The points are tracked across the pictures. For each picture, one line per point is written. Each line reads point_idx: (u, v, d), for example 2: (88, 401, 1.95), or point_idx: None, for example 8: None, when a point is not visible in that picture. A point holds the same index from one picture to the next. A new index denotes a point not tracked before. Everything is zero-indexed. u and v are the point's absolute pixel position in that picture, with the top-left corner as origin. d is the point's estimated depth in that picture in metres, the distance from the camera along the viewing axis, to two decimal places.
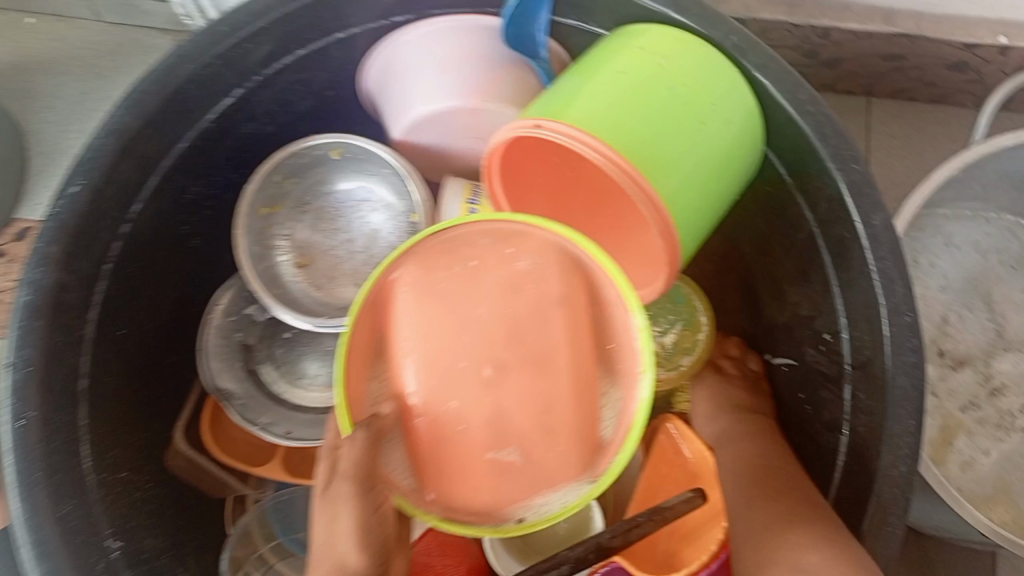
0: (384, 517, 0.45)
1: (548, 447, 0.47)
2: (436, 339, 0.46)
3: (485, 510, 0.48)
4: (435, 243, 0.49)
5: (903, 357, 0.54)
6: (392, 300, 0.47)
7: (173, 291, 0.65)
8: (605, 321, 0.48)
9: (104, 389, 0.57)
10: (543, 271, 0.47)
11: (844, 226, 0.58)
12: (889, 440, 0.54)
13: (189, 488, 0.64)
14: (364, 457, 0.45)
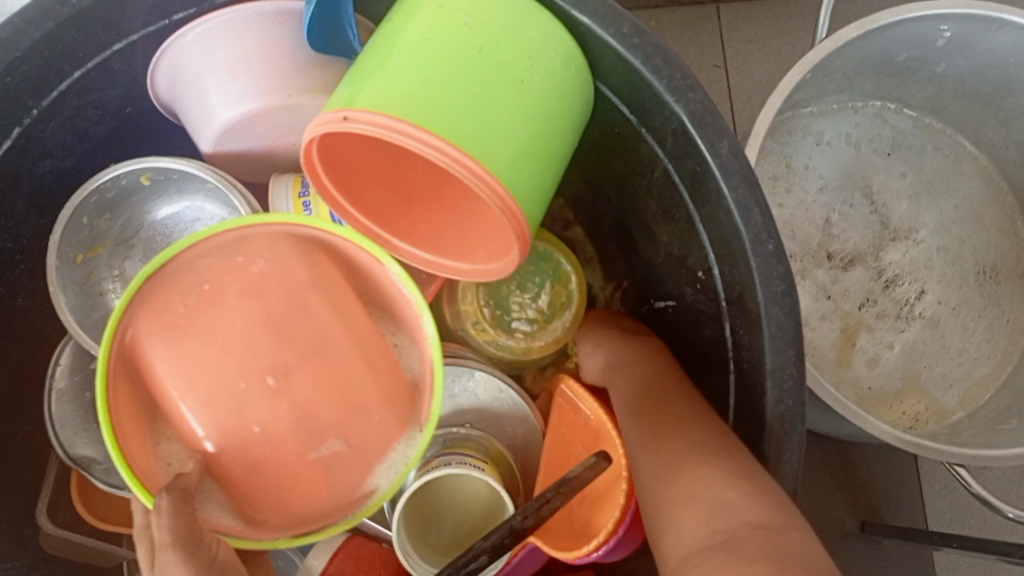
0: (224, 563, 0.48)
1: (362, 422, 0.54)
2: (203, 375, 0.51)
3: (329, 508, 0.54)
4: (154, 291, 0.51)
5: (772, 287, 0.51)
6: (145, 360, 0.51)
7: (9, 360, 0.59)
8: (370, 295, 0.57)
9: None
10: (280, 266, 0.53)
11: (694, 159, 0.53)
12: (772, 375, 0.51)
13: (77, 564, 0.59)
14: (176, 522, 0.47)
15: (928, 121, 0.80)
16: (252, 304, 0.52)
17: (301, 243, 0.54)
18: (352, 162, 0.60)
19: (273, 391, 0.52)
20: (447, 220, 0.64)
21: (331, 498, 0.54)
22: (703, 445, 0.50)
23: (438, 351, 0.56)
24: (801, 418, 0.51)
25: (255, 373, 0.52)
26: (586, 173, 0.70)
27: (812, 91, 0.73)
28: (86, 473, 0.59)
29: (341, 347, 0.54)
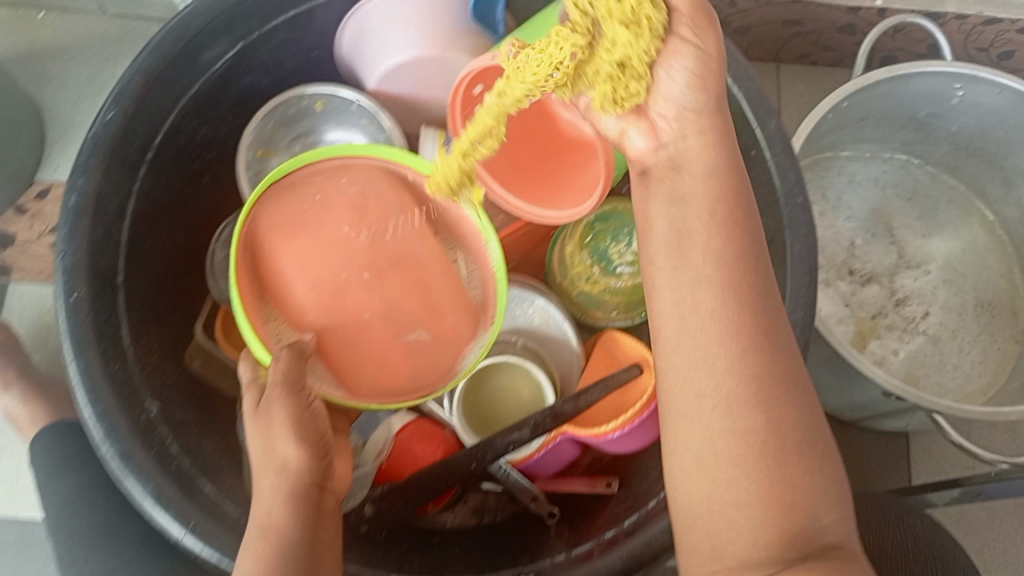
0: (315, 412, 0.60)
1: (439, 319, 0.68)
2: (313, 265, 0.65)
3: (405, 382, 0.67)
4: (276, 197, 0.66)
5: (798, 230, 0.65)
6: (265, 249, 0.65)
7: (191, 217, 0.76)
8: (441, 222, 0.71)
9: (136, 285, 0.68)
10: (373, 188, 0.69)
11: (746, 135, 0.69)
12: (789, 294, 0.64)
13: (209, 382, 0.73)
14: (288, 369, 0.60)
15: (945, 177, 0.95)
16: (351, 214, 0.67)
17: (393, 175, 0.70)
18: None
19: (368, 283, 0.66)
20: (543, 191, 0.76)
21: (412, 375, 0.67)
22: (774, 413, 0.48)
23: (500, 271, 0.70)
24: (808, 331, 0.63)
25: (355, 268, 0.66)
26: None
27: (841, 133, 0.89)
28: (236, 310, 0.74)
29: (420, 259, 0.69)
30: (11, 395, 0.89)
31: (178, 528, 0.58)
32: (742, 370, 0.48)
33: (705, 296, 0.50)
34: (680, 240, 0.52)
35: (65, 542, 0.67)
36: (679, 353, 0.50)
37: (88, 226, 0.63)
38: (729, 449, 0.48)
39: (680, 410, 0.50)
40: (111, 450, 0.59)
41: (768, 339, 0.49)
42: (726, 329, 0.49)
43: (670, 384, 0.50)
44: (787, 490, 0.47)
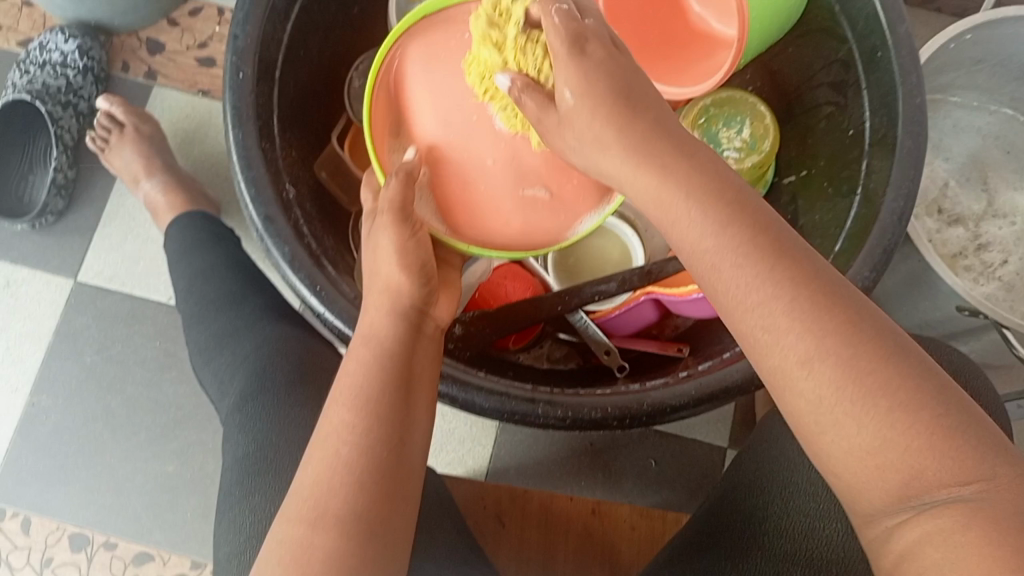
0: (420, 242, 0.58)
1: (567, 180, 0.61)
2: (445, 95, 0.60)
3: (511, 236, 0.63)
4: (426, 26, 0.63)
5: (912, 126, 0.68)
6: (404, 74, 0.62)
7: (337, 42, 0.83)
8: None
9: (287, 85, 0.75)
10: None
11: (876, 36, 0.72)
12: (892, 184, 0.67)
13: (334, 189, 0.80)
14: (401, 190, 0.57)
15: None
16: None
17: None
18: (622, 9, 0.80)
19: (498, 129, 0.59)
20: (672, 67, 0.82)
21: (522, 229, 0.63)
22: (842, 321, 0.45)
23: None
24: (906, 222, 0.67)
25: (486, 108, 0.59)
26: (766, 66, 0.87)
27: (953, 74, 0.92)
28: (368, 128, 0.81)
29: None
30: (153, 181, 0.99)
31: (307, 288, 0.64)
32: (786, 281, 0.46)
33: (719, 220, 0.47)
34: (670, 148, 0.49)
35: (198, 304, 0.75)
36: (732, 284, 0.47)
37: (261, 16, 0.70)
38: (814, 369, 0.45)
39: (761, 341, 0.47)
40: (256, 212, 0.65)
41: (783, 243, 0.47)
42: (748, 242, 0.47)
43: (738, 316, 0.47)
44: (884, 393, 0.44)
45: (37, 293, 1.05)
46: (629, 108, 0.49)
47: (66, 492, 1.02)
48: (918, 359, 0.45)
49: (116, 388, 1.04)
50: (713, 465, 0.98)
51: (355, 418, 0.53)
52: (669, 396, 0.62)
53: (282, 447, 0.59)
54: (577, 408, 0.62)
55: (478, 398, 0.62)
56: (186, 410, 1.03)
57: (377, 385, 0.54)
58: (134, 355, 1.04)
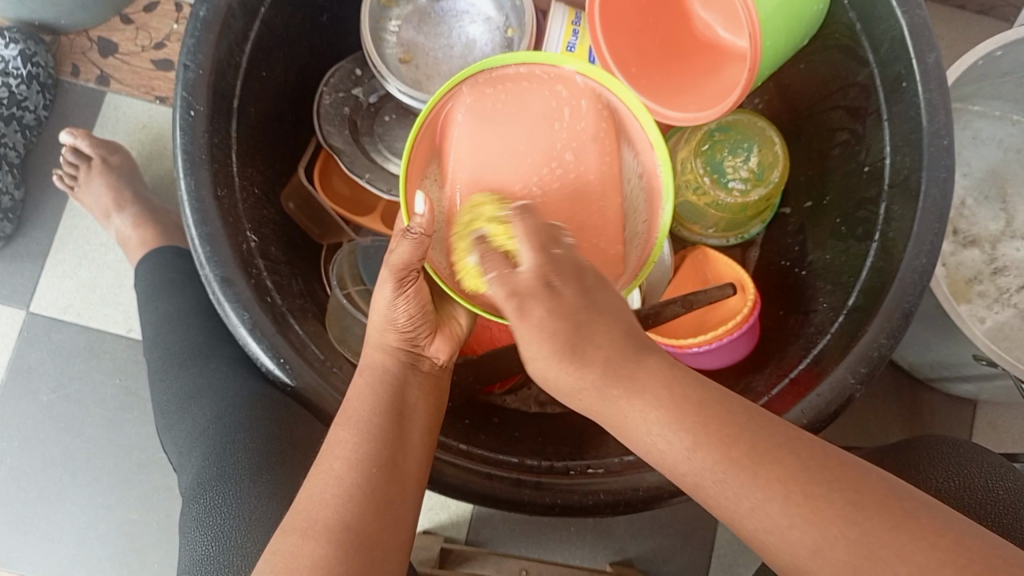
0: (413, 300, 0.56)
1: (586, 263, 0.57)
2: (486, 158, 0.57)
3: None
4: (484, 79, 0.58)
5: (937, 173, 0.61)
6: (449, 124, 0.58)
7: (301, 58, 0.75)
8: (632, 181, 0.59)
9: (246, 115, 0.67)
10: (580, 110, 0.58)
11: (901, 64, 0.64)
12: (914, 239, 0.61)
13: (302, 223, 0.74)
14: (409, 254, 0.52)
15: None
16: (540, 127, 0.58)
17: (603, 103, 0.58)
18: (617, 12, 0.70)
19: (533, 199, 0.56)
20: (669, 86, 0.73)
21: None
22: (839, 495, 0.39)
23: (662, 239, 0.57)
24: (928, 279, 0.60)
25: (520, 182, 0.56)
26: (782, 78, 0.80)
27: (971, 86, 0.85)
28: (338, 156, 0.75)
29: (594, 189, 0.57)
30: (123, 215, 0.93)
31: (269, 359, 0.58)
32: (771, 478, 0.40)
33: (687, 435, 0.42)
34: (616, 374, 0.45)
35: (162, 356, 0.71)
36: (716, 495, 0.42)
37: (212, 42, 0.61)
38: (825, 558, 0.38)
39: (767, 545, 0.40)
40: (212, 273, 0.58)
41: (757, 444, 0.42)
42: (720, 459, 0.41)
43: (739, 526, 0.42)
44: (899, 557, 0.37)
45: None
46: (568, 326, 0.45)
47: (24, 543, 0.96)
48: (931, 514, 0.38)
49: (74, 428, 0.98)
50: (710, 506, 0.93)
51: (350, 432, 0.52)
52: (667, 479, 0.57)
53: (249, 551, 0.56)
54: (566, 495, 0.57)
55: (462, 485, 0.57)
56: (151, 454, 0.98)
57: (370, 410, 0.53)
58: (94, 396, 0.98)
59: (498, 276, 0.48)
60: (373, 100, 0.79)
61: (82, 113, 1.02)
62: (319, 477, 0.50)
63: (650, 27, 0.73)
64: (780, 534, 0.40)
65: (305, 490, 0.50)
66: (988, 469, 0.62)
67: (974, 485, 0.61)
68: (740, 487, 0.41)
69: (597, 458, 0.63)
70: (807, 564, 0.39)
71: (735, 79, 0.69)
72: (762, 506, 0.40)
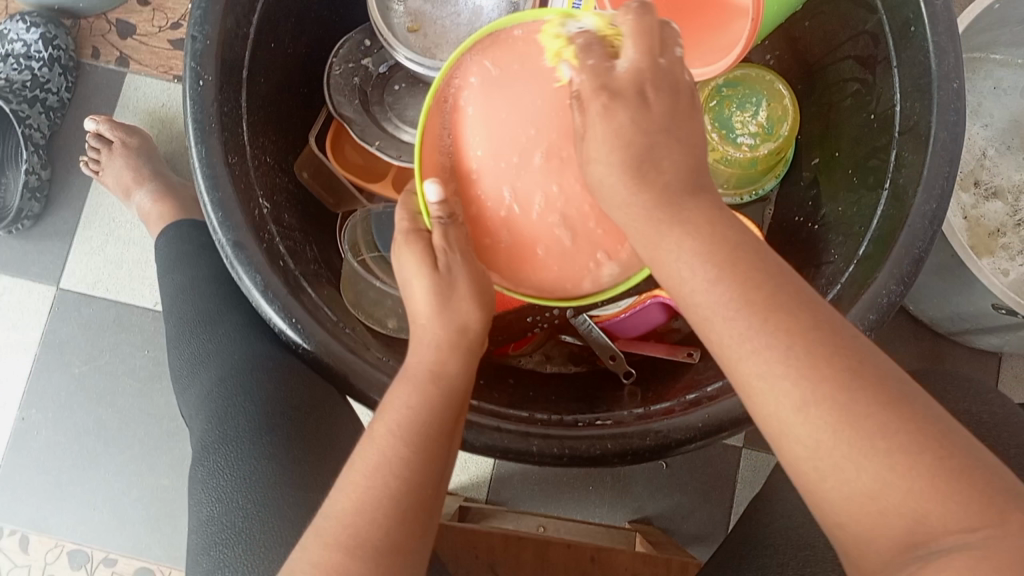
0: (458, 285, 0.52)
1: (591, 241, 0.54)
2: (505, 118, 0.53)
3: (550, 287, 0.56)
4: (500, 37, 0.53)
5: (947, 117, 0.61)
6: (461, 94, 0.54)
7: (309, 29, 0.76)
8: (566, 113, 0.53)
9: (256, 86, 0.68)
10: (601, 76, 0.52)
11: (910, 8, 0.63)
12: (924, 183, 0.60)
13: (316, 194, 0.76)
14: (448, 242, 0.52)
15: None
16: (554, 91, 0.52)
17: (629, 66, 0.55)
18: None
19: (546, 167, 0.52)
20: (678, 47, 0.73)
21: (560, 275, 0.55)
22: (842, 363, 0.40)
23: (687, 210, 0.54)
24: (939, 224, 0.59)
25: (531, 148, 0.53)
26: (792, 31, 0.79)
27: (988, 33, 0.83)
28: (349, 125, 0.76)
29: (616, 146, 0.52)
30: (142, 192, 0.95)
31: (281, 320, 0.59)
32: (780, 328, 0.41)
33: (714, 267, 0.43)
34: (664, 204, 0.44)
35: (176, 323, 0.73)
36: (721, 332, 0.42)
37: (219, 12, 0.62)
38: (810, 415, 0.40)
39: (754, 390, 0.42)
40: (225, 237, 0.59)
41: (777, 295, 0.42)
42: (739, 300, 0.42)
43: (731, 366, 0.42)
44: (882, 433, 0.39)
45: (20, 303, 1.03)
46: (643, 143, 0.44)
47: (62, 511, 1.00)
48: (923, 405, 0.41)
49: (106, 400, 1.01)
50: (728, 463, 0.93)
51: (409, 451, 0.48)
52: (674, 429, 0.57)
53: (264, 511, 0.59)
54: (574, 444, 0.58)
55: (469, 434, 0.58)
56: (180, 424, 1.01)
57: (434, 427, 0.49)
58: (123, 368, 1.01)
59: (594, 66, 0.45)
60: (384, 70, 0.80)
61: (104, 95, 1.05)
62: (366, 494, 0.47)
63: None
64: (782, 399, 0.41)
65: (343, 499, 0.47)
66: (960, 391, 0.66)
67: (954, 406, 0.65)
68: (767, 354, 0.41)
69: (608, 413, 0.64)
70: (801, 432, 0.40)
71: (740, 36, 0.68)
72: (782, 395, 0.41)
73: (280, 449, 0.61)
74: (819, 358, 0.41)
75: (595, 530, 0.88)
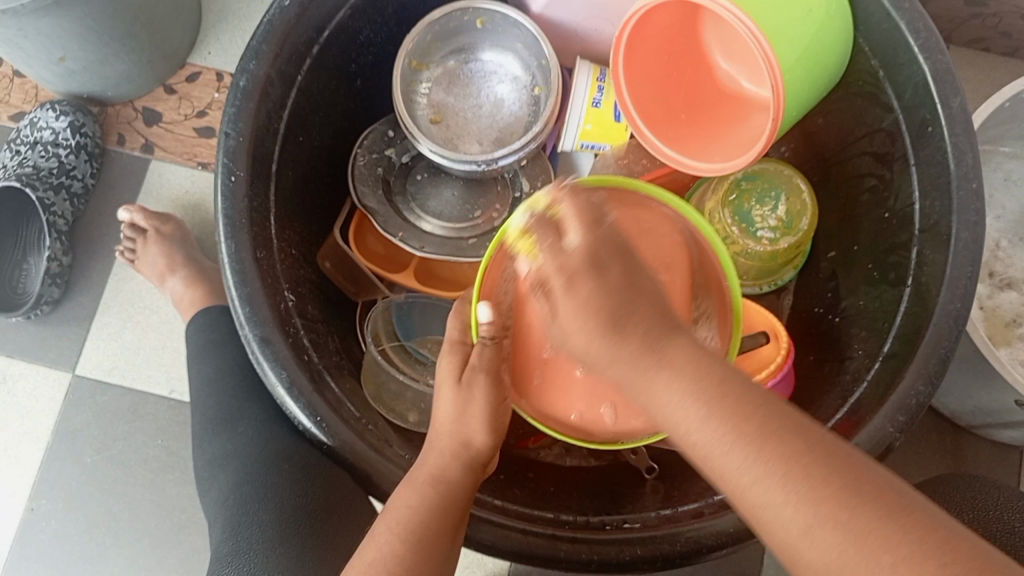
0: (467, 411, 0.56)
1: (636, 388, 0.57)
2: None
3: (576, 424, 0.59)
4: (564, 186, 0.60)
5: (967, 216, 0.61)
6: None
7: (336, 122, 0.77)
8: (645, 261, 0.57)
9: (284, 180, 0.69)
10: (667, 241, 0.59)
11: (926, 110, 0.64)
12: (948, 282, 0.60)
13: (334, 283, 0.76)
14: (487, 357, 0.57)
15: None
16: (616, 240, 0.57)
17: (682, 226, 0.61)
18: (640, 69, 0.73)
19: None
20: (697, 138, 0.74)
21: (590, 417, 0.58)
22: (839, 481, 0.39)
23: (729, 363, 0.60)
24: (964, 323, 0.59)
25: None
26: (807, 125, 0.81)
27: (998, 128, 0.85)
28: (373, 216, 0.76)
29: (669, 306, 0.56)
30: (176, 276, 0.96)
31: (307, 418, 0.59)
32: (775, 457, 0.40)
33: (703, 402, 0.42)
34: (647, 349, 0.42)
35: (201, 417, 0.73)
36: (720, 462, 0.42)
37: (252, 110, 0.63)
38: (816, 538, 0.39)
39: (763, 518, 0.41)
40: (251, 332, 0.59)
41: (765, 420, 0.41)
42: (731, 430, 0.41)
43: (737, 495, 0.41)
44: (887, 549, 0.38)
45: (34, 387, 1.02)
46: (618, 307, 0.42)
47: None
48: (929, 511, 0.39)
49: (117, 489, 1.00)
50: (753, 561, 0.93)
51: (405, 549, 0.50)
52: (703, 534, 0.57)
53: None
54: (603, 550, 0.57)
55: (495, 540, 0.57)
56: (191, 513, 0.99)
57: (432, 528, 0.51)
58: (135, 454, 1.00)
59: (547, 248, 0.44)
60: (406, 159, 0.82)
61: (128, 181, 1.07)
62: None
63: (673, 81, 0.75)
64: (788, 529, 0.40)
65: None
66: (994, 495, 0.66)
67: (988, 510, 0.65)
68: (769, 488, 0.40)
69: (634, 513, 0.63)
70: (816, 557, 0.39)
71: (761, 129, 0.70)
72: (787, 523, 0.40)
73: (303, 550, 0.61)
74: (817, 479, 0.40)
75: None
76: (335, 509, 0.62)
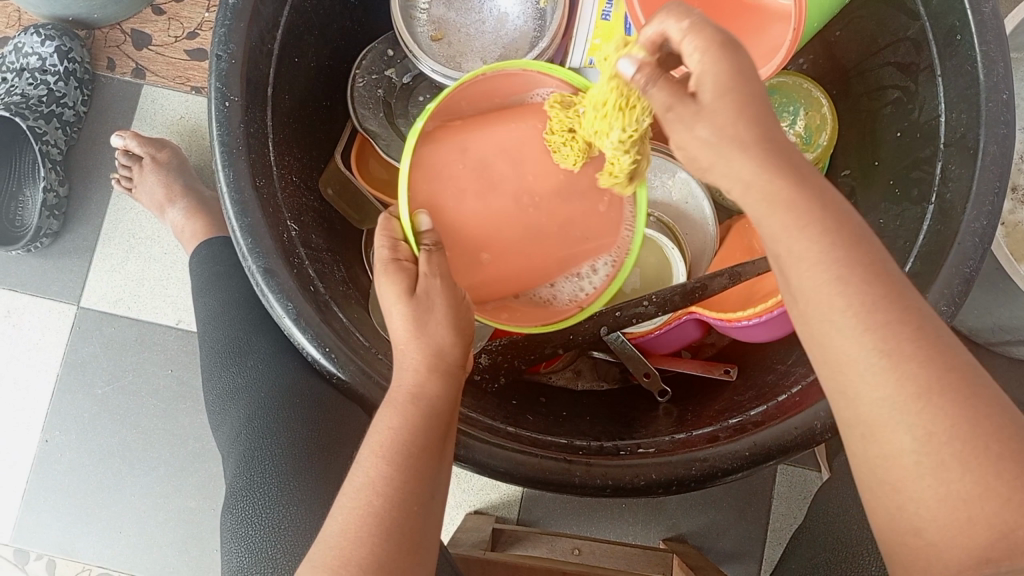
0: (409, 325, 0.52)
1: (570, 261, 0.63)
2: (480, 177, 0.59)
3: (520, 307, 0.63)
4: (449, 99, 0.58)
5: (996, 129, 0.58)
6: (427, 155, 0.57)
7: (333, 42, 0.74)
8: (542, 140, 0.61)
9: (280, 104, 0.66)
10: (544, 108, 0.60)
11: (956, 15, 0.60)
12: (973, 199, 0.58)
13: (339, 213, 0.74)
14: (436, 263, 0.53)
15: None
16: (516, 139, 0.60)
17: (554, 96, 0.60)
18: None
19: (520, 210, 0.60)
20: None
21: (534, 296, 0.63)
22: (945, 355, 0.37)
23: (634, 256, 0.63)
24: (989, 242, 0.57)
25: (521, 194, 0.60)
26: (827, 34, 0.77)
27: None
28: (373, 140, 0.76)
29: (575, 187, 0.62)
30: (176, 208, 0.94)
31: (314, 348, 0.57)
32: (891, 318, 0.37)
33: (830, 250, 0.38)
34: (788, 177, 0.39)
35: (208, 351, 0.73)
36: (829, 314, 0.38)
37: (244, 31, 0.60)
38: (928, 403, 0.37)
39: (853, 385, 0.38)
40: (254, 264, 0.58)
41: (888, 276, 0.38)
42: (855, 281, 0.37)
43: (834, 352, 0.38)
44: (982, 431, 0.36)
45: (40, 321, 1.02)
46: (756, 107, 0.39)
47: (88, 534, 0.99)
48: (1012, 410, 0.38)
49: (128, 420, 1.00)
50: (764, 480, 0.95)
51: (394, 469, 0.47)
52: (718, 458, 0.56)
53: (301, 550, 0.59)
54: (618, 475, 0.56)
55: (509, 468, 0.56)
56: (205, 443, 1.00)
57: (419, 445, 0.48)
58: (146, 386, 1.01)
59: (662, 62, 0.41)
60: (407, 80, 0.79)
61: (120, 107, 1.04)
62: (354, 514, 0.46)
63: None
64: (896, 391, 0.37)
65: (340, 524, 0.46)
66: None
67: None
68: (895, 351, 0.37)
69: (647, 437, 0.62)
70: (915, 420, 0.37)
71: (781, 40, 0.66)
72: (902, 384, 0.37)
73: (314, 483, 0.61)
74: (925, 344, 0.37)
75: (630, 549, 0.89)
76: (346, 440, 0.64)
